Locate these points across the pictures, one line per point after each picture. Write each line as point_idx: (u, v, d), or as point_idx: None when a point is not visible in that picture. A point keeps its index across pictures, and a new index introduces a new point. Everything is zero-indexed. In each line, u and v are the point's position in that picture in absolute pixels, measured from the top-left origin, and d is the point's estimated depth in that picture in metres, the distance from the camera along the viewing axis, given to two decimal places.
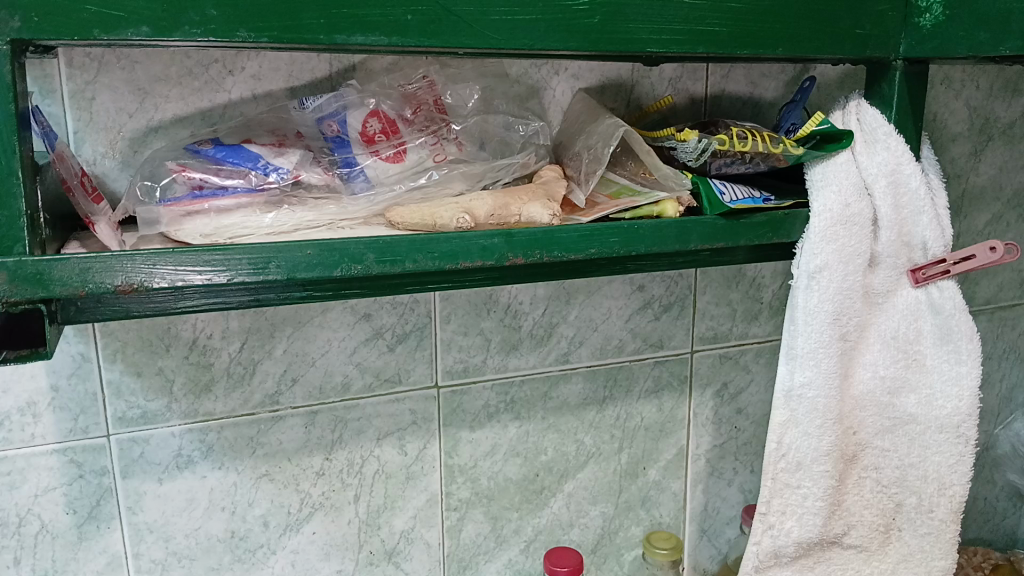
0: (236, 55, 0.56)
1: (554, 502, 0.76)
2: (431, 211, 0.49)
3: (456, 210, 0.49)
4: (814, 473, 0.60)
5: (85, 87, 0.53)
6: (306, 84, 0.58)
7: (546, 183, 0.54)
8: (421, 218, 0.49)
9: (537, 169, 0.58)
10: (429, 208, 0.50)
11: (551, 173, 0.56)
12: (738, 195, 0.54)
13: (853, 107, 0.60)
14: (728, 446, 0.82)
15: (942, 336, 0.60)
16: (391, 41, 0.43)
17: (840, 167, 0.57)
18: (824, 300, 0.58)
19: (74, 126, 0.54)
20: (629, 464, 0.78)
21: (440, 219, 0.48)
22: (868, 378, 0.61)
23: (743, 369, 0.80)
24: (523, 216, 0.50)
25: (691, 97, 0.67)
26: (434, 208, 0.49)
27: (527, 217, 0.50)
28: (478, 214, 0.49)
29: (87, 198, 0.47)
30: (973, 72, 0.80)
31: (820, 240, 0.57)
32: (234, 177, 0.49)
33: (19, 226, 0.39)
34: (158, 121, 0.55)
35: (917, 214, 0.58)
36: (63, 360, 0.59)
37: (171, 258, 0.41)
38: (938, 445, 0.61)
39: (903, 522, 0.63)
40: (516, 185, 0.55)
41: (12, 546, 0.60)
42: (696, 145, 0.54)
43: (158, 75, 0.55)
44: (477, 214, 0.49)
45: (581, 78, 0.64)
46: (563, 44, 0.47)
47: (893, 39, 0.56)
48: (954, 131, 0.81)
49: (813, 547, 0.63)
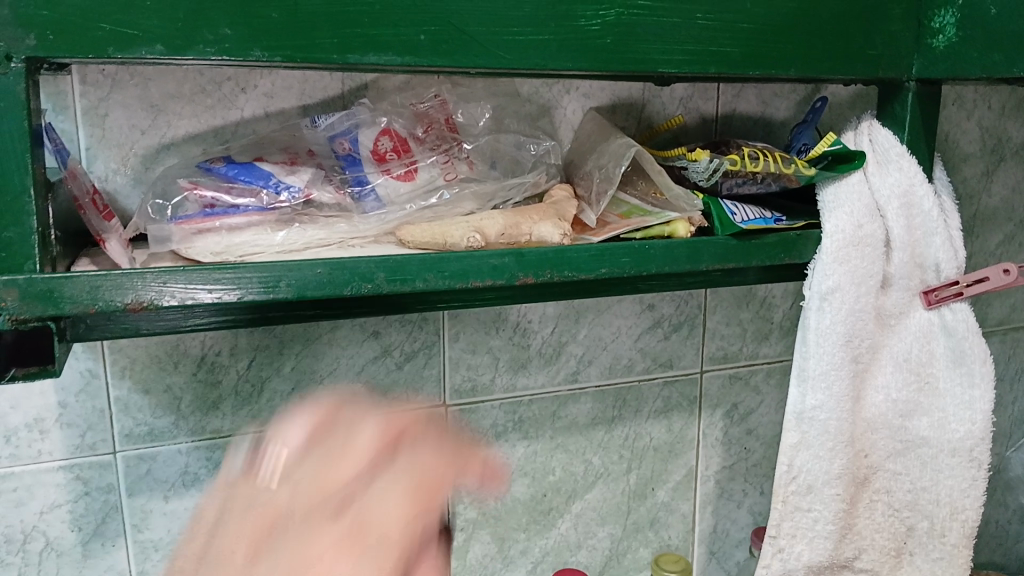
0: (248, 73, 0.56)
1: (563, 523, 0.75)
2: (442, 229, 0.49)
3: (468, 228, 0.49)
4: (825, 496, 0.59)
5: (98, 104, 0.54)
6: (318, 102, 0.58)
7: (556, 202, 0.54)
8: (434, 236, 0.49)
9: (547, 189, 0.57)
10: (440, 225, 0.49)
11: (562, 193, 0.55)
12: (749, 216, 0.54)
13: (865, 127, 0.60)
14: (738, 467, 0.81)
15: (955, 359, 0.59)
16: (404, 60, 0.43)
17: (853, 188, 0.57)
18: (837, 321, 0.57)
19: (86, 143, 0.54)
20: (638, 484, 0.77)
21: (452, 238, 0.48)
22: (880, 401, 0.60)
23: (754, 389, 0.80)
24: (533, 236, 0.50)
25: (703, 116, 0.67)
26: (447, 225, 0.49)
27: (538, 236, 0.50)
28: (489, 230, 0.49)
29: (99, 216, 0.47)
30: (984, 93, 0.80)
31: (832, 261, 0.56)
32: (245, 196, 0.49)
33: (31, 243, 0.39)
34: (170, 138, 0.56)
35: (929, 235, 0.58)
36: (72, 376, 0.59)
37: (183, 274, 0.41)
38: (950, 469, 0.60)
39: (915, 547, 0.62)
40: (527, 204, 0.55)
41: (18, 563, 0.60)
42: (708, 165, 0.54)
43: (171, 93, 0.55)
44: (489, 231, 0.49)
45: (592, 97, 0.64)
46: (576, 64, 0.47)
47: (905, 60, 0.56)
48: (966, 152, 0.81)
49: (825, 571, 0.62)
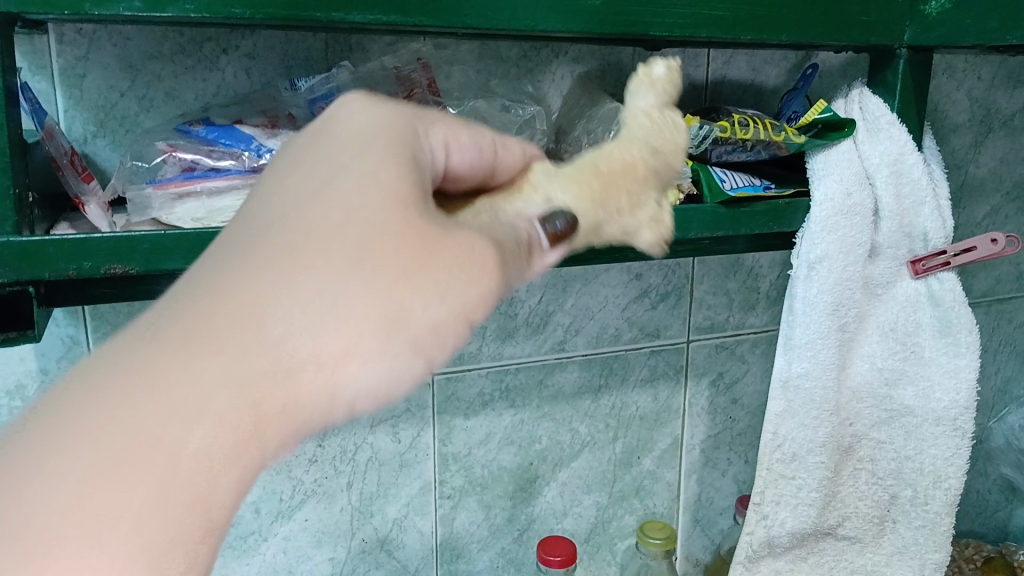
0: (230, 34, 0.55)
1: (549, 491, 0.75)
2: (500, 198, 0.37)
3: (542, 196, 0.36)
4: (810, 464, 0.60)
5: (76, 64, 0.52)
6: (301, 64, 0.57)
7: (661, 152, 0.39)
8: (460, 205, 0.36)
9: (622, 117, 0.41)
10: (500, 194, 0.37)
11: (662, 139, 0.39)
12: (740, 183, 0.53)
13: (855, 95, 0.58)
14: (723, 436, 0.82)
15: (942, 328, 0.59)
16: (389, 19, 0.41)
17: (843, 156, 0.56)
18: (824, 290, 0.57)
19: (64, 104, 0.53)
20: (624, 453, 0.78)
21: (516, 207, 0.36)
22: (866, 370, 0.61)
23: (740, 359, 0.80)
24: (619, 233, 0.37)
25: (692, 83, 0.66)
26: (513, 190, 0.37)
27: (624, 235, 0.38)
28: (586, 183, 0.37)
29: (77, 176, 0.46)
30: (975, 62, 0.79)
31: (821, 231, 0.56)
32: (226, 157, 0.47)
33: (8, 204, 0.38)
34: (150, 100, 0.54)
35: (918, 205, 0.58)
36: (52, 343, 0.57)
37: (176, 255, 0.40)
38: (934, 437, 0.61)
39: (898, 514, 0.63)
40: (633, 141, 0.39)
41: None
42: (699, 131, 0.52)
43: (151, 53, 0.54)
44: (584, 192, 0.36)
45: (581, 63, 0.64)
46: (564, 24, 0.45)
47: (897, 26, 0.54)
48: (955, 122, 0.80)
49: (807, 538, 0.63)
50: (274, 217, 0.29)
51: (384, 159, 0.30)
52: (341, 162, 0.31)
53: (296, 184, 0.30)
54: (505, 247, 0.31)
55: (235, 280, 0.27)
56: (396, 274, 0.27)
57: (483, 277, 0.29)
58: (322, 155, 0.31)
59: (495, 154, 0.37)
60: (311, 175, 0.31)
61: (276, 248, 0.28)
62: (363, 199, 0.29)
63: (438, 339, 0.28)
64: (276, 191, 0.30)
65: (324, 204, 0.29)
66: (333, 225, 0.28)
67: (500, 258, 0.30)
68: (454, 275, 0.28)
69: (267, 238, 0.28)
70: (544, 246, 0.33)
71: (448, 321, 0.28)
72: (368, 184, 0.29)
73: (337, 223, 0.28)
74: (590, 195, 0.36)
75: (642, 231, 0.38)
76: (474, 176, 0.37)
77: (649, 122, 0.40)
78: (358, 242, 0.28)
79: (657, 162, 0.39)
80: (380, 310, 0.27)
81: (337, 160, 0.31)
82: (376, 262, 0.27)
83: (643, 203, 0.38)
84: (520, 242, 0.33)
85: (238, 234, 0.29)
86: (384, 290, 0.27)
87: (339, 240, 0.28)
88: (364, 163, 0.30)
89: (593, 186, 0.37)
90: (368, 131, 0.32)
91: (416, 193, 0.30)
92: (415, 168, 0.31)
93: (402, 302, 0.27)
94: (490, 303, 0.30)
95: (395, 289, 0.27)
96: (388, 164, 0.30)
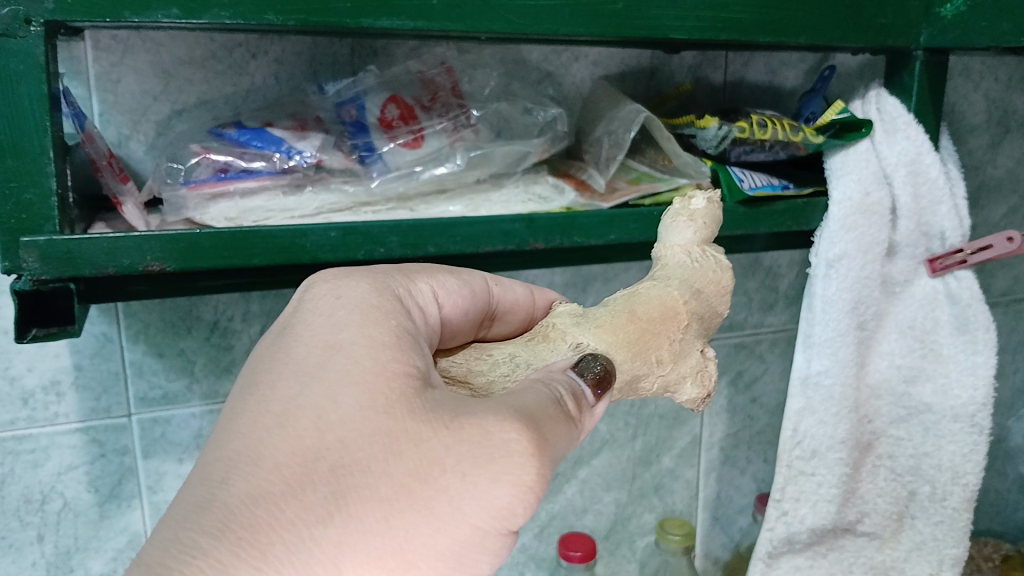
0: (259, 40, 0.57)
1: (569, 488, 0.76)
2: (531, 350, 0.39)
3: (572, 341, 0.38)
4: (829, 460, 0.61)
5: (110, 70, 0.54)
6: (328, 69, 0.58)
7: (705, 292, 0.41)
8: (481, 361, 0.39)
9: (661, 253, 0.44)
10: (532, 344, 0.39)
11: (704, 280, 0.41)
12: (759, 182, 0.54)
13: (872, 97, 0.59)
14: (742, 435, 0.82)
15: (959, 325, 0.60)
16: (416, 25, 0.42)
17: (861, 156, 0.57)
18: (843, 288, 0.58)
19: (100, 108, 0.54)
20: (643, 451, 0.78)
21: (545, 359, 0.38)
22: (884, 367, 0.62)
23: (759, 358, 0.80)
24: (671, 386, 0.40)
25: (711, 85, 0.67)
26: (545, 340, 0.39)
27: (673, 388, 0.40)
28: (640, 330, 0.38)
29: (114, 177, 0.47)
30: (992, 63, 0.80)
31: (839, 229, 0.56)
32: (258, 159, 0.49)
33: (51, 205, 0.39)
34: (182, 104, 0.56)
35: (935, 204, 0.59)
36: (87, 340, 0.58)
37: (210, 253, 0.41)
38: (952, 434, 0.61)
39: (917, 511, 0.64)
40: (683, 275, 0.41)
41: (36, 522, 0.60)
42: (717, 132, 0.54)
43: (183, 59, 0.55)
44: (618, 336, 0.37)
45: (600, 66, 0.65)
46: (587, 29, 0.46)
47: (914, 28, 0.54)
48: (972, 123, 0.81)
49: (827, 534, 0.64)
50: (286, 431, 0.31)
51: (372, 378, 0.31)
52: (327, 388, 0.32)
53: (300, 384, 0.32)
54: (539, 421, 0.30)
55: (216, 549, 0.28)
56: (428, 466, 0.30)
57: (506, 478, 0.29)
58: (311, 374, 0.32)
59: (488, 290, 0.44)
60: (310, 369, 0.33)
61: (264, 504, 0.29)
62: (352, 440, 0.30)
63: (459, 564, 0.30)
64: (262, 424, 0.31)
65: (333, 402, 0.31)
66: (335, 465, 0.30)
67: (539, 440, 0.30)
68: (476, 491, 0.29)
69: (293, 434, 0.30)
70: (590, 398, 0.34)
71: (469, 543, 0.29)
72: (356, 419, 0.30)
73: (326, 471, 0.29)
74: (634, 344, 0.37)
75: (685, 381, 0.40)
76: (472, 321, 0.42)
77: (689, 262, 0.42)
78: (353, 492, 0.29)
79: (699, 302, 0.40)
80: (385, 558, 0.29)
81: (330, 352, 0.33)
82: (401, 454, 0.30)
83: (687, 352, 0.40)
84: (560, 406, 0.32)
85: (236, 471, 0.30)
86: (388, 533, 0.29)
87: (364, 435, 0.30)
88: (362, 345, 0.33)
89: (628, 330, 0.38)
90: (357, 343, 0.33)
91: (416, 367, 0.33)
92: (413, 367, 0.33)
93: (410, 539, 0.29)
94: (530, 500, 0.29)
95: (400, 532, 0.29)
96: (376, 386, 0.31)
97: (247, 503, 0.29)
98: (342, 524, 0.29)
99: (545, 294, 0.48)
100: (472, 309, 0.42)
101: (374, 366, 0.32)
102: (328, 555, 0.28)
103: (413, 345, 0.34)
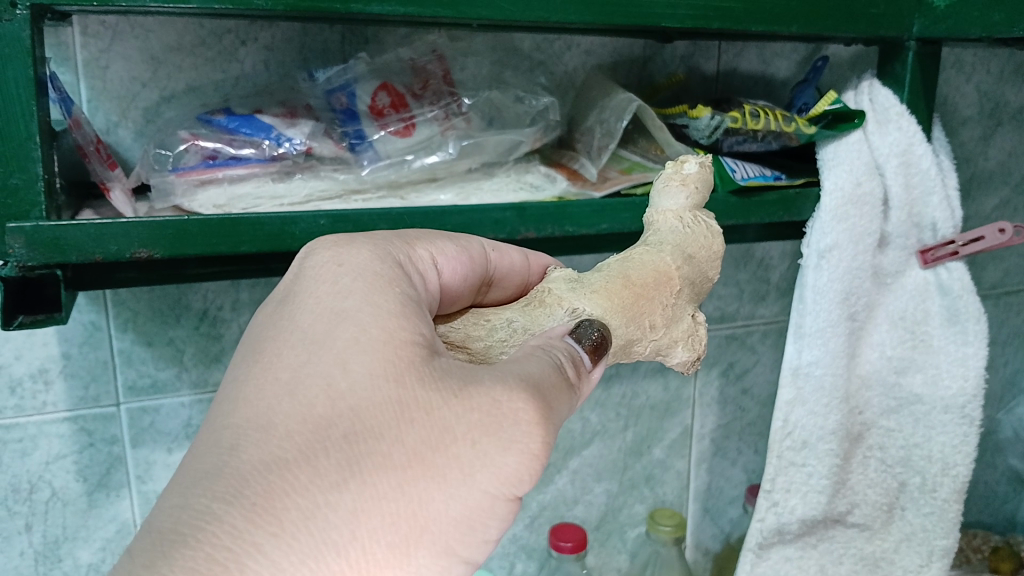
0: (249, 26, 0.56)
1: (560, 479, 0.76)
2: (528, 315, 0.38)
3: (568, 307, 0.37)
4: (819, 451, 0.61)
5: (99, 56, 0.53)
6: (318, 55, 0.58)
7: (698, 258, 0.41)
8: (479, 326, 0.38)
9: (654, 218, 0.43)
10: (529, 309, 0.38)
11: (695, 245, 0.41)
12: (750, 173, 0.53)
13: (865, 87, 0.58)
14: (733, 426, 0.83)
15: (950, 317, 0.60)
16: (406, 11, 0.42)
17: (853, 147, 0.56)
18: (834, 279, 0.58)
19: (88, 94, 0.54)
20: (634, 442, 0.78)
21: (542, 325, 0.37)
22: (875, 358, 0.63)
23: (750, 350, 0.81)
24: (665, 350, 0.40)
25: (703, 75, 0.67)
26: (541, 304, 0.38)
27: (665, 352, 0.40)
28: (637, 297, 0.37)
29: (102, 163, 0.47)
30: (984, 56, 0.80)
31: (831, 219, 0.56)
32: (247, 146, 0.49)
33: (38, 189, 0.38)
34: (171, 91, 0.56)
35: (927, 194, 0.59)
36: (75, 328, 0.58)
37: (198, 240, 0.41)
38: (943, 425, 0.61)
39: (906, 502, 0.64)
40: (679, 238, 0.41)
41: (24, 512, 0.60)
42: (709, 121, 0.53)
43: (172, 45, 0.55)
44: (614, 302, 0.37)
45: (593, 54, 0.65)
46: (579, 16, 0.45)
47: (906, 19, 0.54)
48: (964, 115, 0.81)
49: (817, 525, 0.64)
50: (296, 400, 0.30)
51: (379, 346, 0.31)
52: (335, 355, 0.31)
53: (306, 353, 0.32)
54: (546, 389, 0.30)
55: (229, 516, 0.27)
56: (440, 432, 0.29)
57: (515, 445, 0.29)
58: (317, 343, 0.32)
59: (485, 257, 0.43)
60: (318, 338, 0.32)
61: (275, 470, 0.28)
62: (363, 407, 0.29)
63: (472, 531, 0.29)
64: (270, 390, 0.31)
65: (343, 370, 0.30)
66: (350, 432, 0.29)
67: (546, 408, 0.30)
68: (487, 457, 0.29)
69: (301, 403, 0.30)
70: (588, 364, 0.34)
71: (480, 509, 0.29)
72: (366, 386, 0.30)
73: (339, 438, 0.29)
74: (631, 313, 0.37)
75: (676, 345, 0.40)
76: (470, 288, 0.41)
77: (682, 228, 0.42)
78: (366, 460, 0.28)
79: (690, 267, 0.40)
80: (400, 524, 0.28)
81: (337, 322, 0.32)
82: (413, 421, 0.29)
83: (680, 318, 0.40)
84: (562, 372, 0.32)
85: (247, 439, 0.29)
86: (401, 500, 0.28)
87: (374, 402, 0.30)
88: (370, 313, 0.32)
89: (623, 296, 0.37)
90: (364, 310, 0.33)
91: (423, 336, 0.32)
92: (420, 335, 0.32)
93: (423, 505, 0.28)
94: (537, 467, 0.29)
95: (414, 498, 0.28)
96: (386, 354, 0.31)
97: (257, 470, 0.28)
98: (356, 491, 0.28)
99: (540, 259, 0.46)
100: (471, 276, 0.41)
101: (383, 335, 0.31)
102: (343, 522, 0.28)
103: (419, 314, 0.34)
